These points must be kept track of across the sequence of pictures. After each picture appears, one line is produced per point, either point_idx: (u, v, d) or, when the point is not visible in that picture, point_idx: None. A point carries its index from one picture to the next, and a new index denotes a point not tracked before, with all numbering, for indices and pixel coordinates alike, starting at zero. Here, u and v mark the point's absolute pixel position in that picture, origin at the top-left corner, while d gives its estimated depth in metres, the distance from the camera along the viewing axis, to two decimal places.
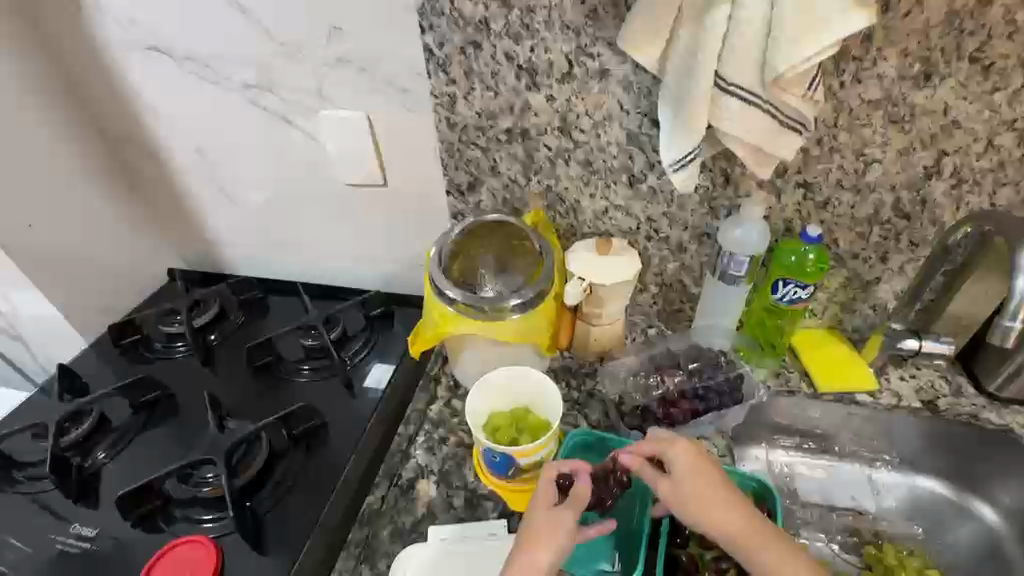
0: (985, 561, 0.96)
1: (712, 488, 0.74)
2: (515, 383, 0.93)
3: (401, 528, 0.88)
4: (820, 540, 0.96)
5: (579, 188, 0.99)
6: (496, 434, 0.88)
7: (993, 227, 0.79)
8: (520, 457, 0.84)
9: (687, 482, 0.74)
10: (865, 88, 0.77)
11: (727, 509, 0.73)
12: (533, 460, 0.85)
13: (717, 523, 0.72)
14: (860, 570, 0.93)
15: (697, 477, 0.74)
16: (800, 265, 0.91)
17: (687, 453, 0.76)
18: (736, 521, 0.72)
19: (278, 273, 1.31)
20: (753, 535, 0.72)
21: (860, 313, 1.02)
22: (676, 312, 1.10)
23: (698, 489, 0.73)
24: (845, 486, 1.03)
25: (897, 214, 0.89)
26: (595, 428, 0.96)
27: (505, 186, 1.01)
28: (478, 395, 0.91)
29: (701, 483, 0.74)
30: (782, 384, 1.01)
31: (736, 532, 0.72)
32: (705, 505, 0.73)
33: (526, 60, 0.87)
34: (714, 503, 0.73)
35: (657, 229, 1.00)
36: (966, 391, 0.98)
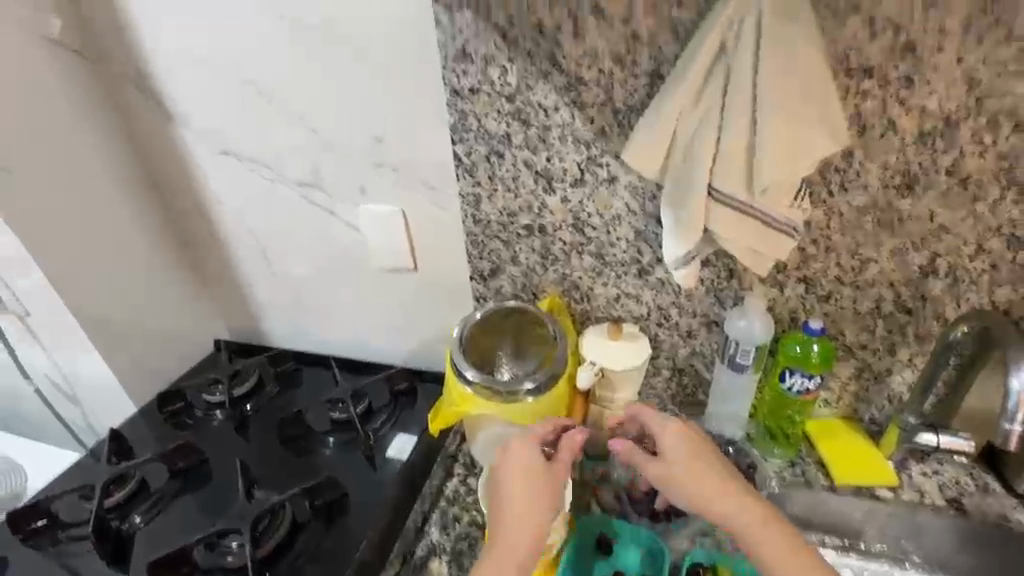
0: None
1: (699, 461, 0.81)
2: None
3: None
4: None
5: (593, 276, 1.07)
6: None
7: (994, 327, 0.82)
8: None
9: (671, 454, 0.82)
10: (851, 196, 0.84)
11: (715, 483, 0.79)
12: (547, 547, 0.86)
13: (701, 491, 0.79)
14: None
15: (685, 449, 0.82)
16: (806, 357, 0.94)
17: (678, 425, 0.84)
18: (723, 496, 0.78)
19: (313, 346, 1.41)
20: (739, 509, 0.78)
21: (874, 403, 1.03)
22: (689, 396, 1.13)
23: (682, 462, 0.81)
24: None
25: (899, 308, 0.92)
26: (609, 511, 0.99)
27: (523, 274, 1.11)
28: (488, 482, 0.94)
29: (688, 456, 0.81)
30: (798, 475, 1.01)
31: (712, 499, 0.79)
32: (693, 478, 0.80)
33: (543, 167, 0.98)
34: (701, 473, 0.80)
35: (666, 316, 1.06)
36: (994, 489, 0.96)
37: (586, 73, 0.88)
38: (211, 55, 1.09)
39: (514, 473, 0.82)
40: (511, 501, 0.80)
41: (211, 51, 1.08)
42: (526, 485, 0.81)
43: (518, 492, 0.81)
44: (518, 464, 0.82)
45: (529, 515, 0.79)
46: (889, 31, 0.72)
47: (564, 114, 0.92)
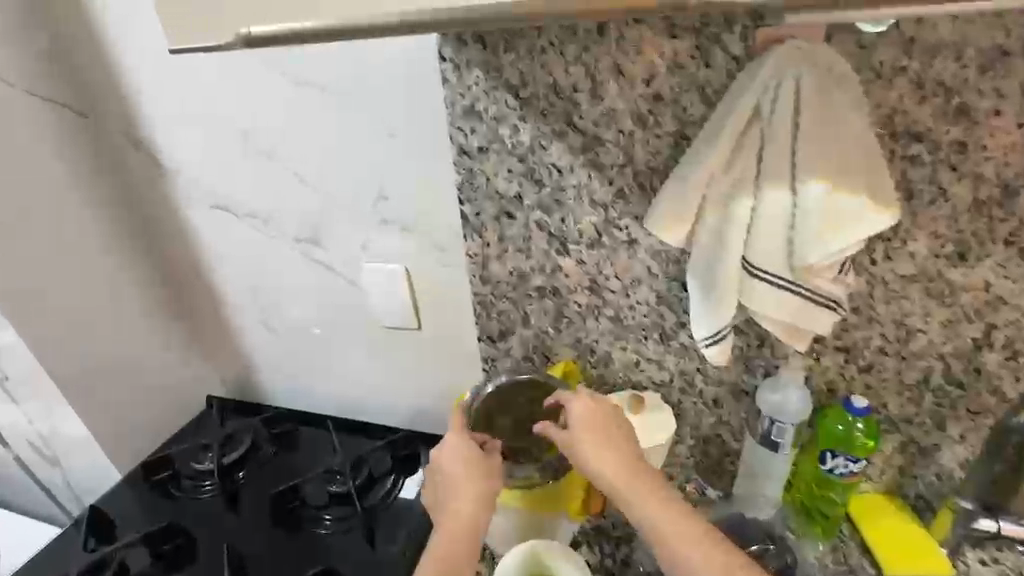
0: None
1: (605, 436, 0.79)
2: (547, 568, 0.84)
3: None
4: None
5: (610, 341, 0.99)
6: None
7: None
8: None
9: (574, 425, 0.81)
10: (897, 264, 0.77)
11: (617, 458, 0.77)
12: None
13: (602, 464, 0.77)
14: None
15: (591, 421, 0.80)
16: (848, 436, 0.86)
17: (586, 397, 0.83)
18: (624, 472, 0.76)
19: (312, 405, 1.33)
20: (648, 489, 0.75)
21: (922, 481, 0.93)
22: (717, 467, 1.04)
23: (589, 438, 0.79)
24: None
25: (950, 382, 0.84)
26: None
27: (535, 336, 1.03)
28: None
29: (592, 428, 0.80)
30: (841, 561, 0.92)
31: (618, 477, 0.76)
32: (597, 452, 0.78)
33: (557, 228, 0.91)
34: (606, 446, 0.78)
35: (691, 383, 0.98)
36: None
37: (604, 133, 0.82)
38: (208, 107, 1.04)
39: (449, 449, 0.83)
40: (449, 478, 0.82)
41: (208, 104, 1.03)
42: (462, 465, 0.81)
43: (450, 469, 0.82)
44: (450, 457, 0.82)
45: (465, 492, 0.80)
46: (940, 95, 0.66)
47: (580, 175, 0.86)
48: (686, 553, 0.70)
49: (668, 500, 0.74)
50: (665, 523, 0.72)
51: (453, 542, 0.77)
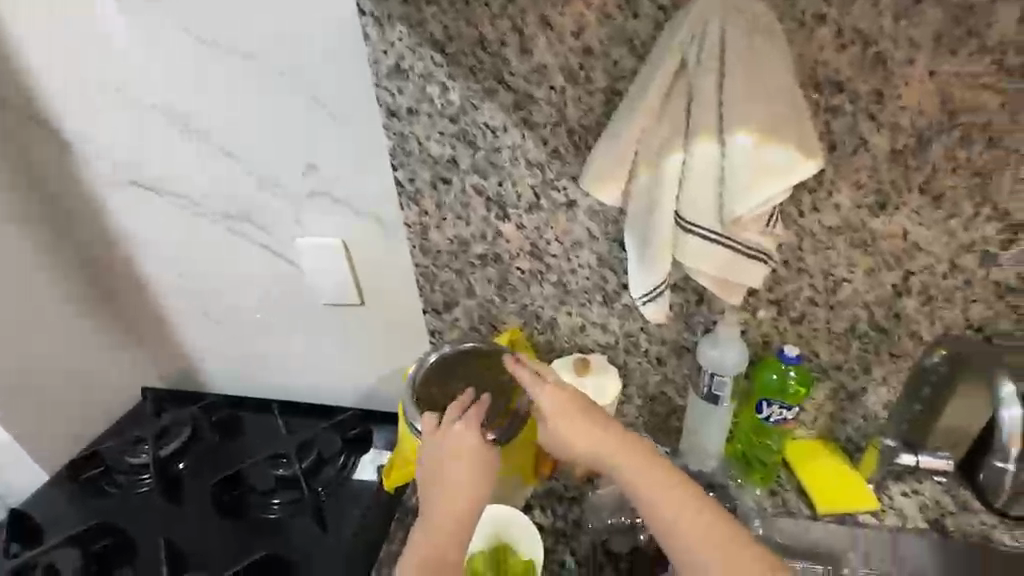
0: None
1: (592, 421, 0.74)
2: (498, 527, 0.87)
3: None
4: None
5: (555, 306, 0.99)
6: None
7: None
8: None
9: (553, 418, 0.74)
10: (822, 215, 0.79)
11: (609, 442, 0.72)
12: None
13: (596, 452, 0.72)
14: None
15: (569, 412, 0.74)
16: (782, 383, 0.89)
17: (560, 385, 0.76)
18: (622, 457, 0.72)
19: (255, 391, 1.27)
20: (649, 472, 0.71)
21: (852, 424, 0.98)
22: (664, 424, 1.07)
23: (567, 427, 0.74)
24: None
25: (873, 328, 0.88)
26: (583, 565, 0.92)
27: (480, 305, 1.02)
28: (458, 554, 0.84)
29: (577, 416, 0.74)
30: (779, 504, 0.96)
31: (610, 454, 0.72)
32: (587, 441, 0.73)
33: (495, 193, 0.89)
34: (594, 431, 0.73)
35: (635, 343, 0.99)
36: (972, 507, 0.93)
37: (536, 91, 0.79)
38: (111, 72, 0.94)
39: (448, 446, 0.74)
40: (444, 478, 0.73)
41: (110, 68, 0.94)
42: (466, 466, 0.73)
43: (445, 468, 0.73)
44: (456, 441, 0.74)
45: (463, 495, 0.72)
46: (857, 44, 0.68)
47: (514, 136, 0.83)
48: (697, 535, 0.67)
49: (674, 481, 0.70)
50: (674, 506, 0.69)
51: (444, 552, 0.71)
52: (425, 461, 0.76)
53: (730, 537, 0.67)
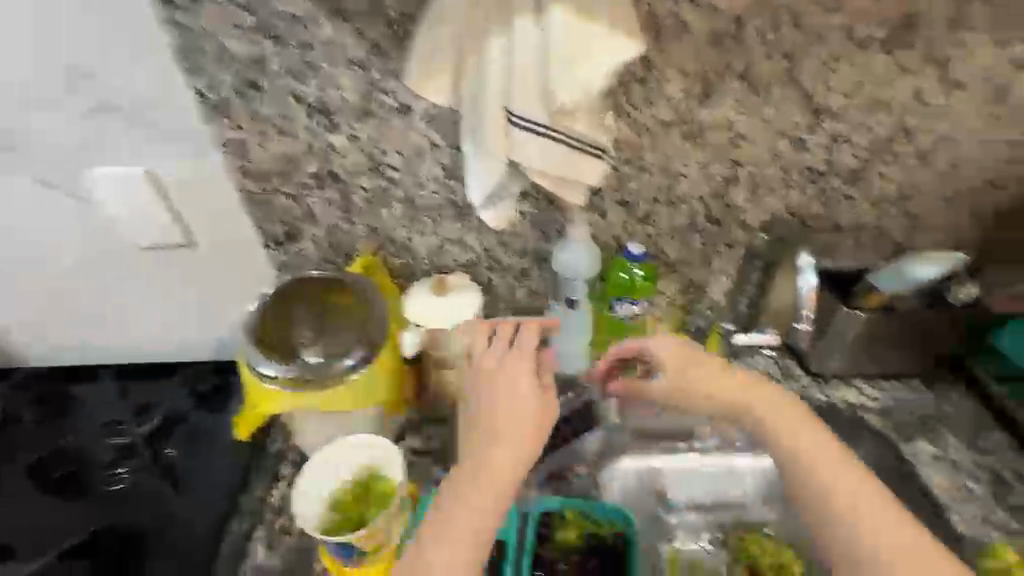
0: None
1: (701, 357, 0.75)
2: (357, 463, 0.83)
3: None
4: (693, 541, 0.90)
5: (407, 226, 0.94)
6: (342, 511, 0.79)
7: None
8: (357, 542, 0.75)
9: (674, 366, 0.75)
10: (656, 109, 0.80)
11: (710, 375, 0.73)
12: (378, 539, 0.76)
13: (714, 388, 0.73)
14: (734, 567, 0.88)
15: (680, 355, 0.75)
16: (631, 282, 0.93)
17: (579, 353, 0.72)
18: (735, 384, 0.72)
19: (76, 356, 1.09)
20: (766, 396, 0.71)
21: (700, 315, 1.05)
22: None
23: (700, 373, 0.74)
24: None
25: (710, 221, 0.93)
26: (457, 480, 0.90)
27: (327, 233, 0.94)
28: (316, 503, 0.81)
29: (684, 358, 0.75)
30: None
31: (729, 405, 0.72)
32: (683, 378, 0.75)
33: (316, 99, 0.79)
34: (695, 366, 0.75)
35: (495, 259, 0.98)
36: (795, 372, 1.02)
37: None
38: None
39: (501, 386, 0.67)
40: (493, 424, 0.64)
41: None
42: (530, 406, 0.65)
43: (495, 404, 0.66)
44: (520, 400, 0.66)
45: (516, 458, 0.63)
46: None
47: (326, 28, 0.73)
48: (805, 452, 0.67)
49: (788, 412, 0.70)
50: (798, 434, 0.68)
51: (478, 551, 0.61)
52: (471, 405, 0.67)
53: (846, 458, 0.67)
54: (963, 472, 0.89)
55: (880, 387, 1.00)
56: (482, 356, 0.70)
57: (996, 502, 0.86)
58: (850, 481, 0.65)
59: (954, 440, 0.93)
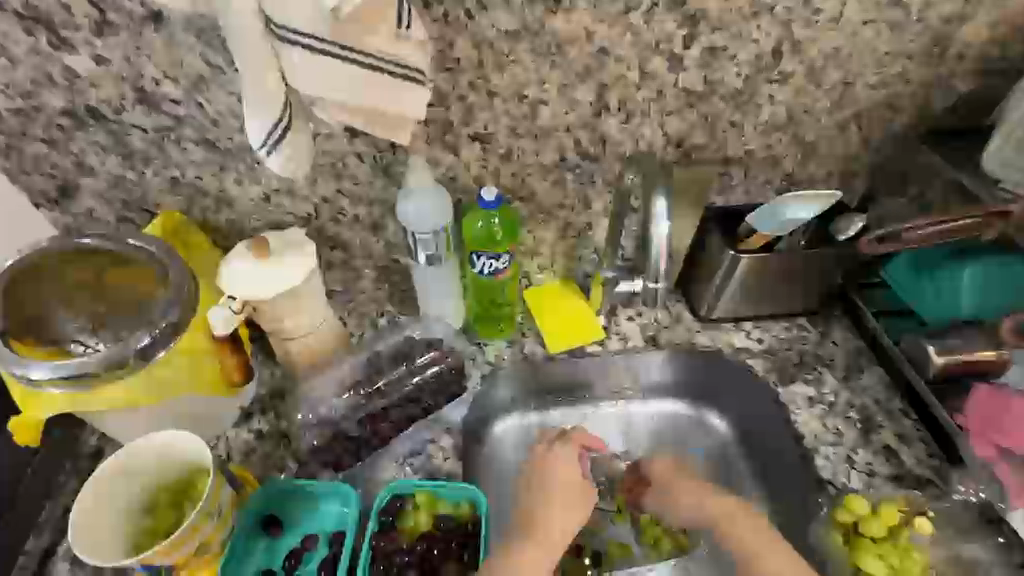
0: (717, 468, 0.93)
1: (693, 481, 0.80)
2: (157, 461, 0.69)
3: None
4: None
5: (212, 174, 0.76)
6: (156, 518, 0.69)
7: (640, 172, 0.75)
8: (159, 559, 0.63)
9: (660, 479, 0.83)
10: (494, 18, 0.68)
11: (698, 496, 0.77)
12: (188, 553, 0.64)
13: (704, 505, 0.76)
14: (612, 515, 0.87)
15: (668, 469, 0.84)
16: (489, 234, 0.81)
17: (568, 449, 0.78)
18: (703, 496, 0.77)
19: None
20: (743, 521, 0.72)
21: (587, 261, 0.95)
22: (406, 294, 0.93)
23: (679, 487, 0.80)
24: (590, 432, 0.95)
25: (583, 156, 0.81)
26: (301, 473, 0.77)
27: (112, 186, 0.76)
28: (104, 520, 0.66)
29: (676, 475, 0.82)
30: (517, 353, 0.91)
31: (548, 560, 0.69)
32: (677, 497, 0.80)
33: (27, 7, 0.62)
34: (681, 483, 0.81)
35: (340, 210, 0.83)
36: (683, 318, 0.96)
37: None
38: None
39: (563, 480, 0.76)
40: (550, 504, 0.74)
41: None
42: (576, 478, 0.77)
43: (558, 497, 0.74)
44: (565, 471, 0.77)
45: (562, 530, 0.72)
46: None
47: None
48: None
49: (705, 493, 0.77)
50: (727, 513, 0.74)
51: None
52: (530, 496, 0.75)
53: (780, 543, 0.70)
54: (834, 413, 0.85)
55: (766, 327, 0.95)
56: (536, 465, 0.78)
57: (861, 443, 0.82)
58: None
59: (833, 380, 0.89)
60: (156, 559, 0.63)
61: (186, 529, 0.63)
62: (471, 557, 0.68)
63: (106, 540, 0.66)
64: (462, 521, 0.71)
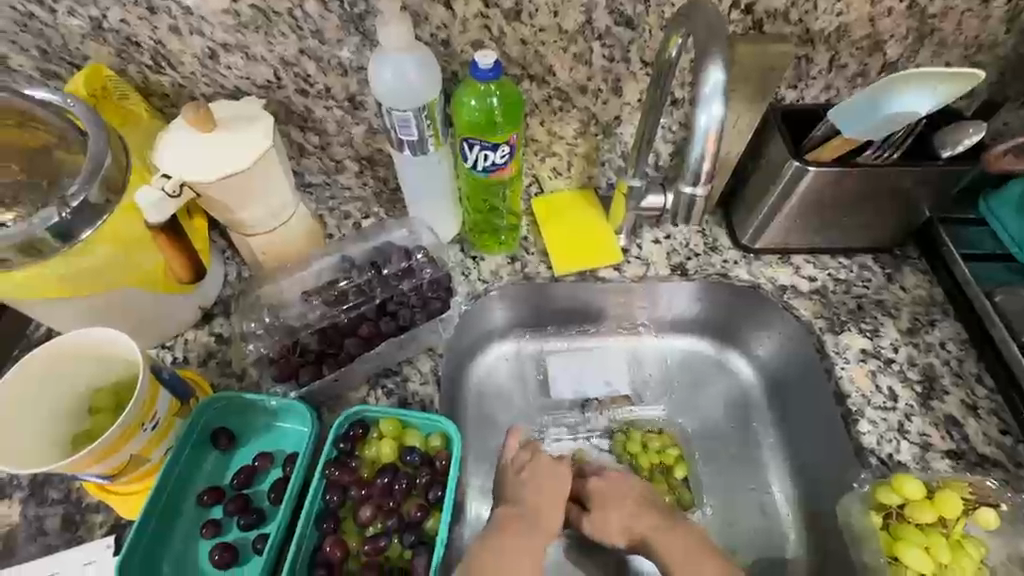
0: (737, 418, 0.81)
1: (631, 493, 0.68)
2: (90, 359, 0.62)
3: None
4: (570, 438, 0.79)
5: (142, 17, 0.61)
6: (94, 418, 0.62)
7: (690, 33, 0.54)
8: (89, 468, 0.55)
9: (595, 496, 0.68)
10: None
11: (626, 515, 0.66)
12: (125, 461, 0.57)
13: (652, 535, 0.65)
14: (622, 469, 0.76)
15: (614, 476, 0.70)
16: (486, 117, 0.64)
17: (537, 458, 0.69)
18: (649, 516, 0.66)
19: None
20: (670, 536, 0.64)
21: (611, 167, 0.78)
22: (394, 193, 0.80)
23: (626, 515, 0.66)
24: (588, 370, 0.83)
25: (615, 19, 0.62)
26: (257, 383, 0.69)
27: (24, 28, 0.62)
28: (25, 421, 0.60)
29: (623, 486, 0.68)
30: (517, 272, 0.77)
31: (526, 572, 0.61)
32: (613, 516, 0.66)
33: None
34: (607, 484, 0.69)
35: (306, 78, 0.67)
36: (720, 245, 0.79)
37: None
38: None
39: (530, 471, 0.68)
40: (522, 511, 0.65)
41: None
42: (557, 475, 0.68)
43: (537, 494, 0.66)
44: (534, 476, 0.67)
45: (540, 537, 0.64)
46: None
47: None
48: None
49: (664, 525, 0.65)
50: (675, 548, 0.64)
51: None
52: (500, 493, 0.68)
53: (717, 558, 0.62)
54: (890, 372, 0.71)
55: (822, 265, 0.78)
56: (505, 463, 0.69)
57: (918, 410, 0.68)
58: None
59: (893, 332, 0.73)
60: (85, 468, 0.55)
61: (122, 434, 0.56)
62: (437, 497, 0.59)
63: (24, 440, 0.59)
64: (432, 453, 0.62)
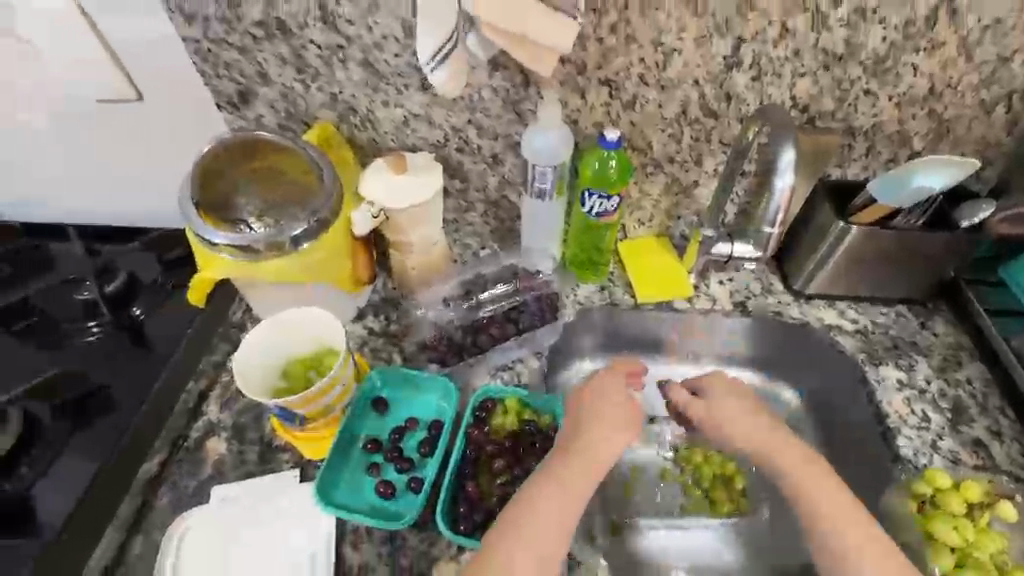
0: None
1: (744, 404, 0.77)
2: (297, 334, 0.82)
3: (183, 494, 0.78)
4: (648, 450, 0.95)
5: (366, 94, 0.86)
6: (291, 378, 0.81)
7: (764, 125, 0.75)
8: (300, 407, 0.74)
9: (714, 389, 0.80)
10: None
11: (737, 420, 0.76)
12: (320, 407, 0.76)
13: (753, 433, 0.74)
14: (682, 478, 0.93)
15: (725, 385, 0.80)
16: (604, 175, 0.85)
17: (614, 380, 0.76)
18: (754, 423, 0.75)
19: (58, 212, 1.12)
20: (789, 448, 0.72)
21: (686, 220, 0.98)
22: (509, 230, 1.01)
23: (731, 413, 0.77)
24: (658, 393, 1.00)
25: (704, 111, 0.84)
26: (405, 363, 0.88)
27: (282, 96, 0.88)
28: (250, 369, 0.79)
29: (726, 391, 0.78)
30: (606, 298, 0.96)
31: (585, 477, 0.67)
32: (721, 425, 0.77)
33: None
34: (715, 399, 0.78)
35: (466, 140, 0.91)
36: (775, 288, 0.96)
37: None
38: None
39: (602, 394, 0.74)
40: (592, 425, 0.71)
41: None
42: (620, 401, 0.73)
43: (604, 416, 0.71)
44: (609, 395, 0.74)
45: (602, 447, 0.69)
46: None
47: None
48: (826, 512, 0.66)
49: (763, 428, 0.74)
50: (773, 449, 0.72)
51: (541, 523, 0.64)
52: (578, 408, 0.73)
53: (813, 465, 0.70)
54: (924, 399, 0.84)
55: (863, 310, 0.94)
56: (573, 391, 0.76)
57: (949, 432, 0.82)
58: (832, 500, 0.67)
59: (926, 367, 0.87)
60: (297, 405, 0.74)
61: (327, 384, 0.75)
62: None
63: (250, 384, 0.79)
64: (545, 428, 0.79)
